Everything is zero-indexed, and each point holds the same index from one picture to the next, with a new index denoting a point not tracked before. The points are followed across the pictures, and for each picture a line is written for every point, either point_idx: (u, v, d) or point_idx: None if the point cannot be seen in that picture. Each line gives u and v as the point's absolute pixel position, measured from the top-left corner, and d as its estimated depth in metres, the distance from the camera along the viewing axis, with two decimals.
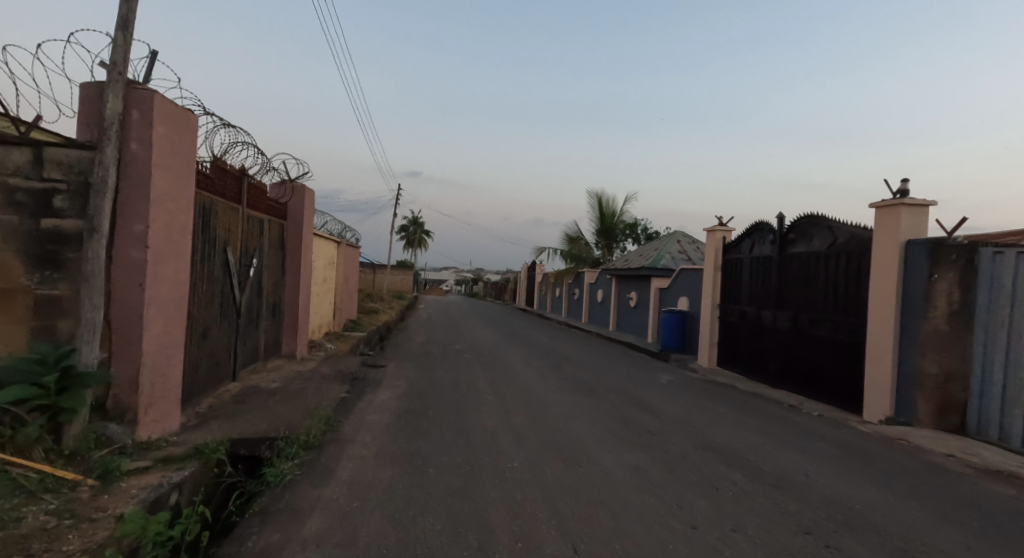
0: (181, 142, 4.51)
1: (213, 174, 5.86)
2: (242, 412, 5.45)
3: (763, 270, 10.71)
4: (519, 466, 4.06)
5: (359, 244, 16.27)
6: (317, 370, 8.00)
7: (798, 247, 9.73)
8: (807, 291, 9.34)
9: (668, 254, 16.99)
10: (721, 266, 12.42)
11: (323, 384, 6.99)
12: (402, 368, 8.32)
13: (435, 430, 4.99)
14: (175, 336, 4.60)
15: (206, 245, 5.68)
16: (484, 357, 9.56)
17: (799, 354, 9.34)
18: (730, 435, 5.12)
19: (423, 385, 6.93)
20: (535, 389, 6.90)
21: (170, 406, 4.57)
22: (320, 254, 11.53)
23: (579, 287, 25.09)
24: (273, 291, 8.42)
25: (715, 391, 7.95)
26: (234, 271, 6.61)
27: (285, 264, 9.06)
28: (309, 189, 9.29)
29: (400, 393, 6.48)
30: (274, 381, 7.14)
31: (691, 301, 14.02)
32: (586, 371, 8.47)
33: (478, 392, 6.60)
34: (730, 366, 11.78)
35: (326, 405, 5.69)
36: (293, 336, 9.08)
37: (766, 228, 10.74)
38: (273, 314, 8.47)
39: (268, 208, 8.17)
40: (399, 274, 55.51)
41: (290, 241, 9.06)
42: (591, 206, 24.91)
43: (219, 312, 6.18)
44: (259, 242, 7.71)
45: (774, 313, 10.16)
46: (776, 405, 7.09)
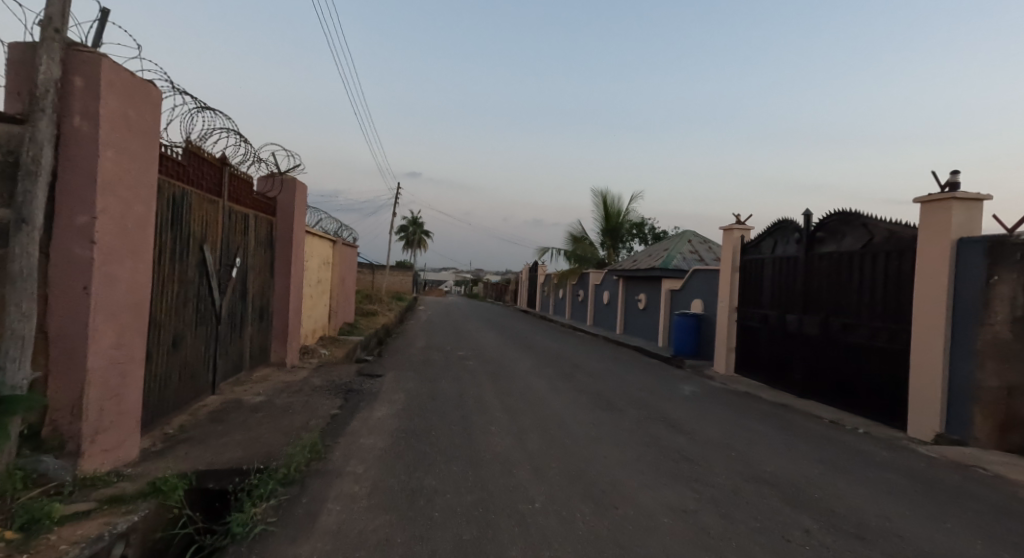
0: (139, 118, 3.81)
1: (186, 162, 5.16)
2: (216, 434, 4.75)
3: (788, 271, 10.02)
4: (542, 508, 3.35)
5: (357, 244, 15.60)
6: (308, 380, 7.30)
7: (828, 247, 9.04)
8: (839, 294, 8.65)
9: (679, 254, 16.31)
10: (739, 267, 11.74)
11: (313, 398, 6.30)
12: (400, 378, 7.61)
13: (439, 458, 4.28)
14: (132, 349, 3.90)
15: (177, 242, 4.97)
16: (490, 365, 8.86)
17: (831, 362, 8.65)
18: (781, 463, 4.41)
19: (425, 400, 6.24)
20: (549, 404, 6.19)
21: (125, 432, 3.86)
22: (314, 253, 10.85)
23: (583, 288, 24.43)
24: (261, 293, 7.73)
25: (745, 404, 7.25)
26: (213, 272, 5.91)
27: (275, 264, 8.35)
28: (301, 183, 8.60)
29: (399, 409, 5.79)
30: (259, 394, 6.43)
31: (706, 304, 13.34)
32: (601, 382, 7.78)
33: (485, 408, 5.89)
34: (750, 374, 11.08)
35: (313, 425, 4.99)
36: (283, 343, 8.37)
37: (791, 226, 10.06)
38: (260, 318, 7.78)
39: (255, 203, 7.48)
40: (399, 274, 55.11)
41: (280, 239, 8.35)
42: (596, 205, 24.28)
43: (194, 318, 5.48)
44: (244, 240, 7.01)
45: (801, 317, 9.47)
46: (816, 421, 6.40)
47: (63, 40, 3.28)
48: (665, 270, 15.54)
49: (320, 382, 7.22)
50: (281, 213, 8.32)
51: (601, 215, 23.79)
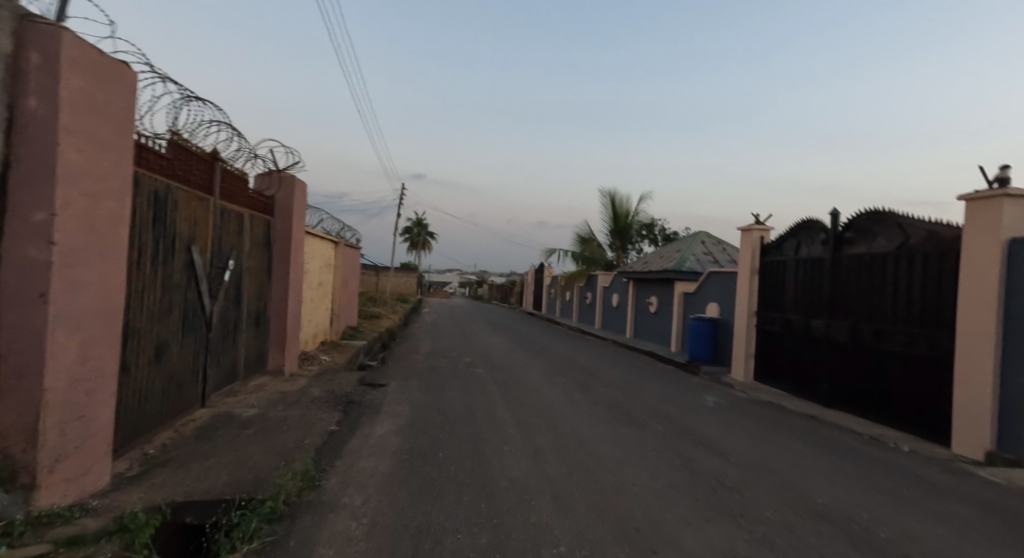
0: (110, 102, 3.35)
1: (171, 155, 4.72)
2: (201, 455, 4.28)
3: (814, 274, 9.49)
4: (569, 553, 2.86)
5: (360, 245, 15.17)
6: (307, 391, 6.84)
7: (858, 248, 8.51)
8: (871, 298, 8.11)
9: (692, 256, 15.78)
10: (759, 269, 11.23)
11: (311, 411, 5.83)
12: (405, 388, 7.15)
13: (448, 487, 3.79)
14: (101, 363, 3.44)
15: (161, 243, 4.52)
16: (499, 373, 8.39)
17: (864, 371, 8.12)
18: (835, 493, 3.89)
19: (431, 414, 5.76)
20: (566, 420, 5.69)
21: (93, 457, 3.39)
22: (315, 255, 10.42)
23: (591, 291, 23.90)
24: (257, 298, 7.28)
25: (775, 417, 6.72)
26: (203, 275, 5.46)
27: (272, 266, 7.91)
28: (300, 181, 8.16)
29: (403, 424, 5.31)
30: (252, 406, 5.98)
31: (722, 308, 12.81)
32: (619, 393, 7.27)
33: (496, 425, 5.40)
34: (772, 382, 10.54)
35: (308, 444, 4.52)
36: (281, 350, 7.92)
37: (816, 226, 9.53)
38: (256, 324, 7.33)
39: (251, 201, 7.04)
40: (402, 276, 54.76)
41: (278, 240, 7.92)
42: (604, 206, 23.77)
43: (181, 325, 5.02)
44: (238, 241, 6.56)
45: (829, 323, 8.94)
46: (858, 438, 5.87)
47: (16, 9, 2.82)
48: (679, 272, 15.01)
49: (320, 392, 6.75)
50: (278, 213, 7.87)
51: (610, 216, 23.29)
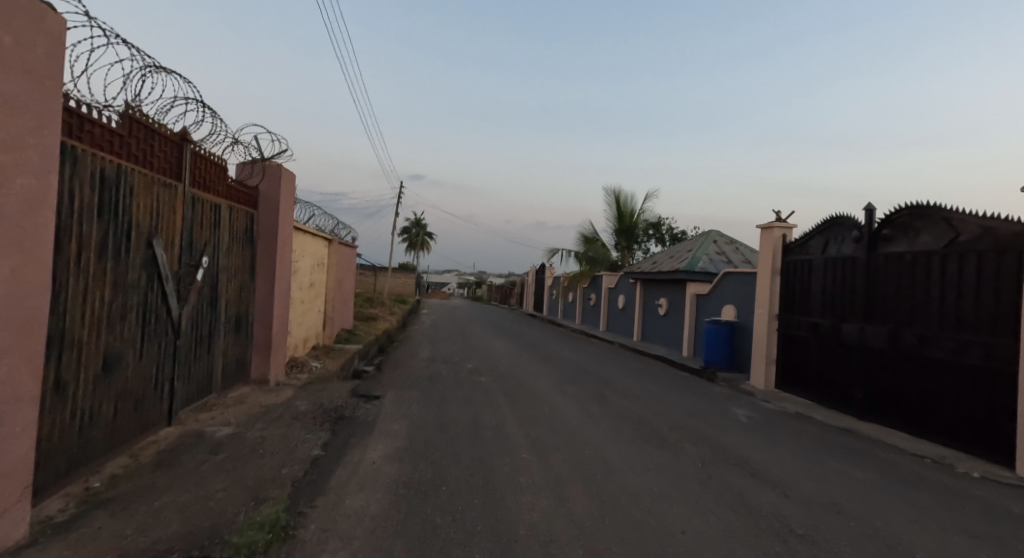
0: (23, 51, 2.62)
1: (125, 131, 3.97)
2: (156, 490, 3.54)
3: (845, 274, 8.78)
4: None
5: (355, 244, 14.44)
6: (292, 404, 6.09)
7: (898, 246, 7.79)
8: (914, 300, 7.40)
9: (705, 255, 15.07)
10: (781, 269, 10.52)
11: (295, 429, 5.08)
12: (403, 401, 6.42)
13: (454, 534, 3.05)
14: (16, 384, 2.69)
15: (111, 234, 3.77)
16: (506, 383, 7.65)
17: (906, 380, 7.40)
18: (931, 542, 3.16)
19: (432, 434, 5.03)
20: (587, 441, 4.95)
21: (3, 504, 2.64)
22: (306, 253, 9.66)
23: (595, 292, 23.16)
24: (237, 299, 6.54)
25: (819, 435, 5.99)
26: (169, 274, 4.72)
27: (256, 265, 7.15)
28: (288, 171, 7.41)
29: (400, 447, 4.57)
30: (228, 423, 5.24)
31: (739, 310, 12.10)
32: (641, 406, 6.53)
33: (508, 448, 4.65)
34: (797, 390, 9.82)
35: (286, 476, 3.77)
36: (266, 357, 7.17)
37: (849, 223, 8.82)
38: (237, 329, 6.59)
39: (231, 192, 6.29)
40: (402, 278, 54.14)
41: (262, 236, 7.15)
42: (609, 205, 23.09)
43: (139, 332, 4.28)
44: (215, 235, 5.83)
45: (864, 327, 8.23)
46: (920, 460, 5.15)
47: None
48: (691, 273, 14.28)
49: (307, 406, 6.00)
50: (263, 206, 7.12)
51: (614, 215, 22.62)
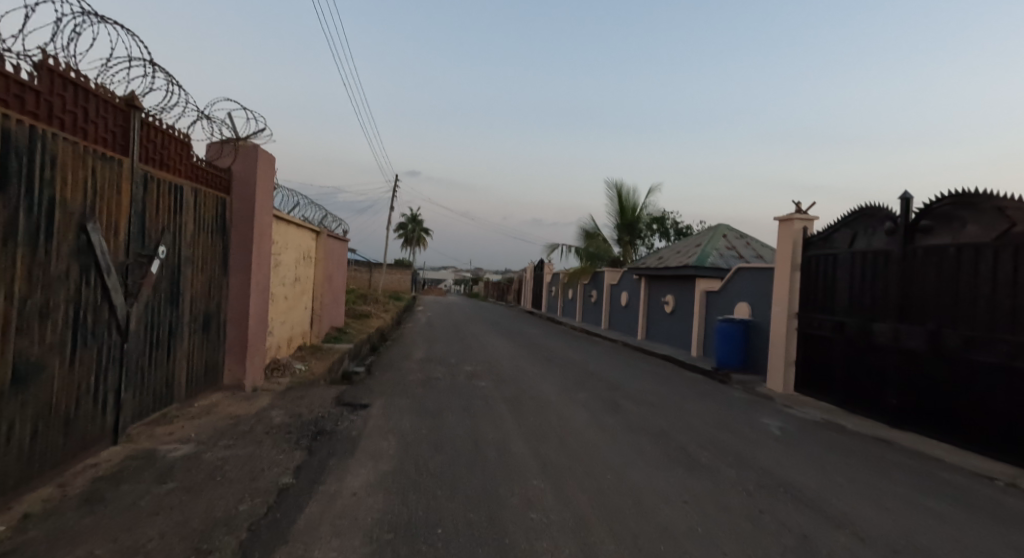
0: None
1: (46, 87, 3.19)
2: (75, 536, 2.77)
3: (876, 269, 8.10)
4: None
5: (346, 237, 13.68)
6: (266, 414, 5.34)
7: (939, 238, 7.10)
8: (958, 298, 6.71)
9: (714, 250, 14.37)
10: (803, 264, 9.84)
11: (266, 446, 4.33)
12: (394, 410, 5.68)
13: None
14: None
15: (22, 215, 3.00)
16: (509, 388, 6.92)
17: (949, 386, 6.72)
18: None
19: (426, 454, 4.30)
20: (608, 463, 4.22)
21: None
22: (291, 245, 8.89)
23: (596, 288, 22.50)
24: (206, 295, 5.75)
25: (865, 449, 5.30)
26: (112, 265, 3.96)
27: (229, 257, 6.36)
28: (266, 152, 6.62)
29: (387, 472, 3.84)
30: (188, 439, 4.48)
31: (754, 308, 11.41)
32: (661, 416, 5.82)
33: (515, 474, 3.92)
34: (820, 394, 9.14)
35: (244, 517, 3.02)
36: (241, 360, 6.40)
37: (880, 214, 8.13)
38: (206, 329, 5.81)
39: (197, 173, 5.50)
40: (399, 274, 53.46)
41: (236, 224, 6.37)
42: (611, 199, 22.40)
43: (68, 334, 3.51)
44: (177, 222, 5.05)
45: (898, 327, 7.54)
46: (988, 483, 4.47)
47: None
48: (701, 268, 13.60)
49: (283, 417, 5.25)
50: (236, 191, 6.34)
51: (616, 209, 21.93)
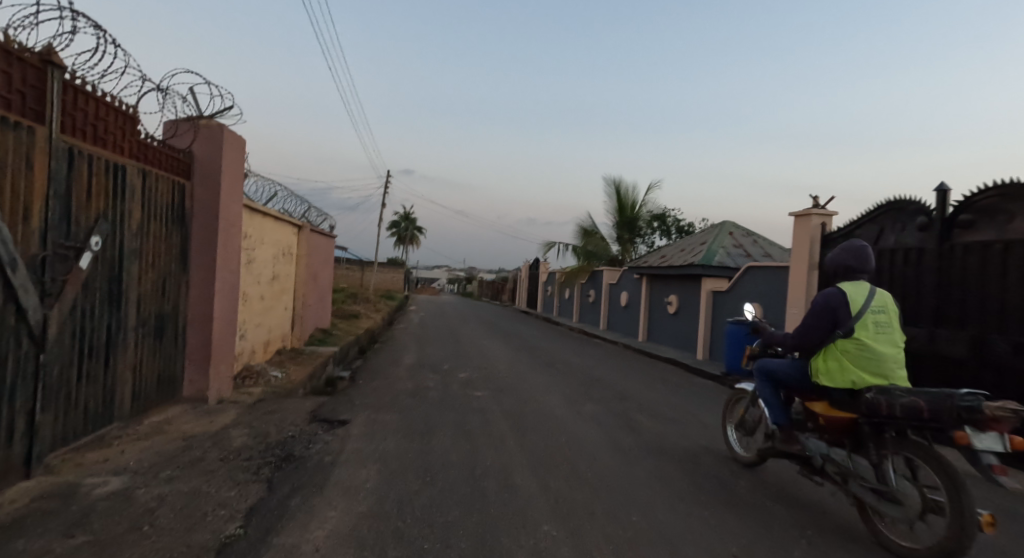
0: None
1: None
2: None
3: (907, 268, 7.47)
4: None
5: (332, 232, 12.87)
6: (226, 434, 4.56)
7: (982, 234, 6.45)
8: (1007, 299, 6.04)
9: (721, 248, 13.72)
10: (822, 263, 9.21)
11: (217, 479, 3.55)
12: (378, 428, 4.93)
13: None
14: None
15: None
16: (508, 400, 6.19)
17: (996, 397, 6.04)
18: None
19: (412, 488, 3.56)
20: (633, 501, 3.49)
21: None
22: (268, 240, 8.12)
23: (594, 288, 21.83)
24: (159, 295, 4.97)
25: None
26: (20, 259, 3.16)
27: (190, 253, 5.58)
28: (234, 133, 5.85)
29: (362, 516, 3.09)
30: (123, 468, 3.69)
31: (766, 310, 10.75)
32: (682, 435, 5.11)
33: (521, 516, 3.19)
34: None
35: None
36: (204, 369, 5.61)
37: (911, 208, 7.49)
38: (160, 334, 5.02)
39: (147, 153, 4.71)
40: (390, 273, 52.58)
41: (198, 215, 5.59)
42: (609, 195, 21.74)
43: None
44: (119, 209, 4.26)
45: (935, 332, 6.91)
46: None
47: None
48: (707, 267, 12.95)
49: (246, 438, 4.47)
50: (198, 176, 5.57)
51: (615, 206, 21.27)
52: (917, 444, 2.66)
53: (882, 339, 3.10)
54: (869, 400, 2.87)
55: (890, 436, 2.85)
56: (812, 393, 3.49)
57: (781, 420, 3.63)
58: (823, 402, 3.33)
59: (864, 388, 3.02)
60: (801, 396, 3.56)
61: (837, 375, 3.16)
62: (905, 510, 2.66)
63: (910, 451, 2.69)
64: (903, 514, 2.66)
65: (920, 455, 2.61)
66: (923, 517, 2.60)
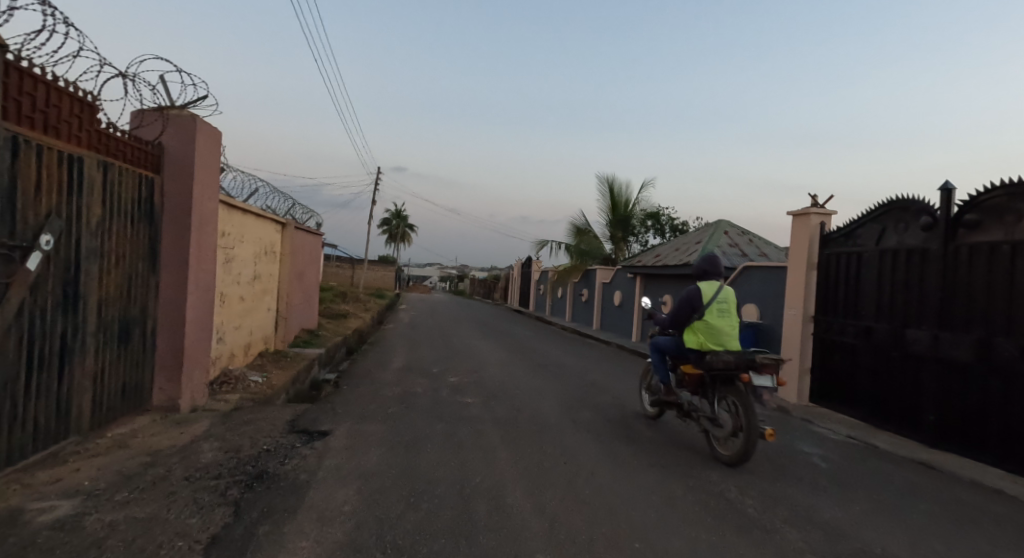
0: None
1: None
2: None
3: (910, 269, 7.28)
4: None
5: (319, 230, 12.49)
6: (195, 448, 4.23)
7: (989, 234, 6.25)
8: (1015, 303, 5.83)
9: (716, 247, 13.52)
10: (822, 263, 9.04)
11: (178, 502, 3.22)
12: (361, 440, 4.63)
13: None
14: None
15: None
16: (500, 408, 5.91)
17: (1002, 403, 5.83)
18: None
19: (395, 511, 3.26)
20: (636, 524, 3.21)
21: None
22: (249, 238, 7.75)
23: (587, 287, 21.60)
24: (123, 298, 4.60)
25: (929, 489, 4.41)
26: None
27: (160, 252, 5.22)
28: (209, 125, 5.50)
29: (336, 546, 2.77)
30: (74, 489, 3.33)
31: (763, 311, 10.56)
32: (683, 446, 4.85)
33: (513, 544, 2.90)
34: (842, 408, 8.31)
35: None
36: (176, 376, 5.26)
37: (915, 207, 7.29)
38: (125, 339, 4.66)
39: (111, 145, 4.35)
40: (381, 271, 52.12)
41: (169, 212, 5.23)
42: (602, 193, 21.51)
43: None
44: (76, 205, 3.89)
45: (938, 334, 6.71)
46: None
47: None
48: (703, 267, 12.74)
49: (216, 452, 4.14)
50: (169, 170, 5.21)
51: (608, 205, 21.04)
52: (740, 392, 4.37)
53: (721, 319, 4.68)
54: (710, 362, 4.54)
55: (723, 386, 4.58)
56: (682, 356, 5.18)
57: (664, 380, 5.33)
58: (686, 364, 5.11)
59: (711, 354, 4.65)
60: (676, 362, 5.28)
61: (694, 343, 4.78)
62: (724, 430, 4.47)
63: (734, 397, 4.43)
64: (723, 432, 4.47)
65: (742, 399, 4.32)
66: (734, 434, 4.39)
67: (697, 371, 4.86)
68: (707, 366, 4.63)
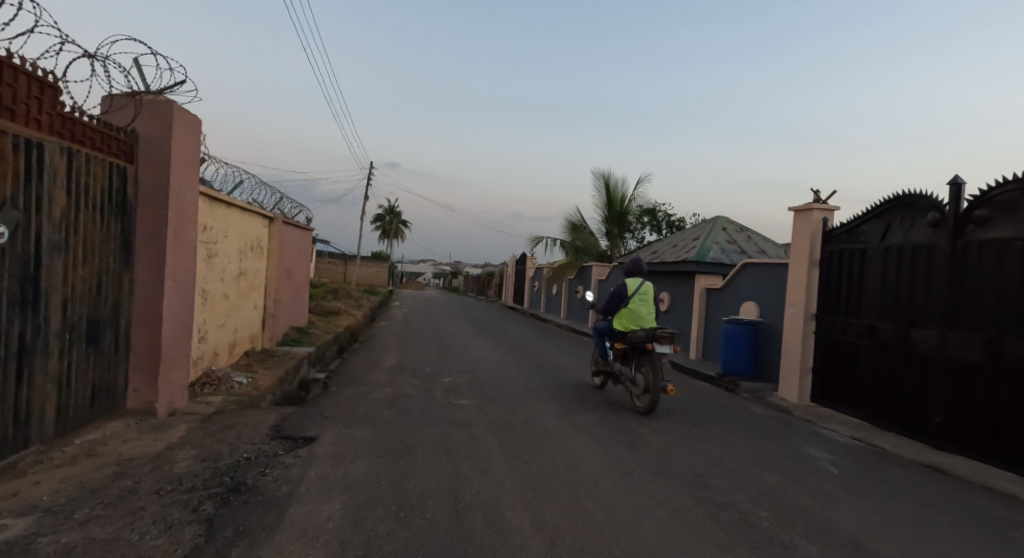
0: None
1: None
2: None
3: (917, 266, 7.07)
4: None
5: (309, 225, 12.14)
6: (169, 456, 3.93)
7: (1001, 231, 6.05)
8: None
9: (715, 244, 13.31)
10: (824, 260, 8.84)
11: (143, 521, 2.92)
12: (349, 446, 4.35)
13: None
14: None
15: None
16: (495, 411, 5.64)
17: (1013, 405, 5.63)
18: None
19: (382, 528, 2.98)
20: (645, 542, 2.96)
21: None
22: (233, 232, 7.43)
23: (583, 284, 21.38)
24: (92, 295, 4.28)
25: (949, 496, 4.20)
26: None
27: (133, 247, 4.90)
28: (188, 113, 5.19)
29: None
30: (29, 506, 3.03)
31: (763, 309, 10.38)
32: (689, 452, 4.62)
33: None
34: (845, 408, 8.13)
35: None
36: (152, 378, 4.95)
37: (922, 203, 7.08)
38: (94, 339, 4.35)
39: (77, 132, 4.03)
40: (374, 267, 51.68)
41: (143, 205, 4.91)
42: (598, 189, 21.26)
43: None
44: (35, 196, 3.56)
45: (945, 334, 6.50)
46: None
47: None
48: (701, 263, 12.53)
49: (192, 461, 3.85)
50: (144, 160, 4.89)
51: (604, 201, 20.81)
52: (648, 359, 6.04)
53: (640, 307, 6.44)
54: (630, 338, 6.22)
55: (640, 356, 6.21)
56: (614, 335, 6.86)
57: (603, 355, 6.96)
58: (617, 341, 6.85)
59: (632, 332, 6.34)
60: (612, 340, 6.96)
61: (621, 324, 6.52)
62: (639, 387, 6.14)
63: (645, 361, 6.14)
64: (638, 389, 6.12)
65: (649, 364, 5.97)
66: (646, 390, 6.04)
67: (622, 346, 6.55)
68: (628, 339, 6.38)
